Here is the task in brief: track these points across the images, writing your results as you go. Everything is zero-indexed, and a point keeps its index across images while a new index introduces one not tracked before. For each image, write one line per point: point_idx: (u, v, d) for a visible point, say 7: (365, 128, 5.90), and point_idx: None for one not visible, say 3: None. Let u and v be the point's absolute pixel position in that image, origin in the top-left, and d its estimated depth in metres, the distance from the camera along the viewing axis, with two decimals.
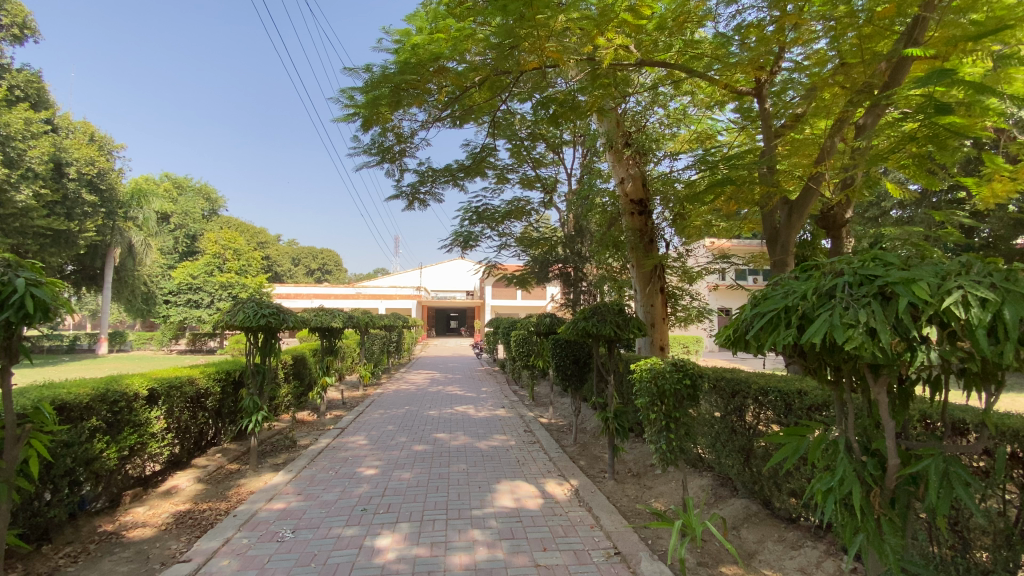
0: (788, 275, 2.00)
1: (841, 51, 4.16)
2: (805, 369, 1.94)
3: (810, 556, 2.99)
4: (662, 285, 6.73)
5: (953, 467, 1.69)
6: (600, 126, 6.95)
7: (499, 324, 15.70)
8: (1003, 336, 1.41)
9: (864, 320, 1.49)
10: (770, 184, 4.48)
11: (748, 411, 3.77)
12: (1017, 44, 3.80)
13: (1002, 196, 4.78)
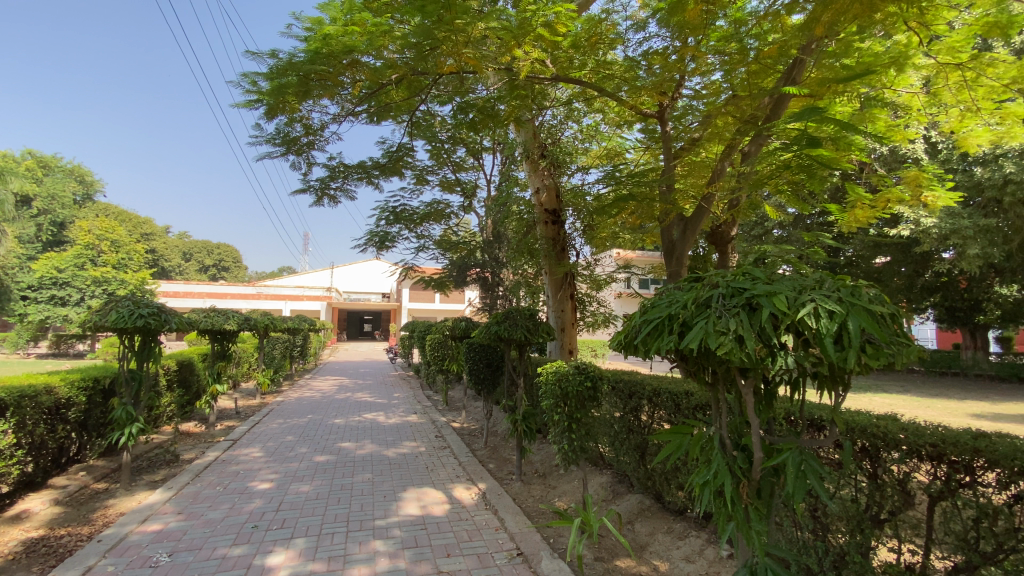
0: (676, 286, 2.18)
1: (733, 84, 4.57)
2: (688, 372, 2.12)
3: (693, 545, 3.25)
4: (573, 291, 6.98)
5: (808, 458, 1.93)
6: (518, 135, 7.09)
7: (414, 327, 15.37)
8: (846, 344, 1.62)
9: (733, 328, 1.66)
10: (668, 202, 4.85)
11: (644, 411, 4.03)
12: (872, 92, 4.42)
13: (862, 221, 5.51)
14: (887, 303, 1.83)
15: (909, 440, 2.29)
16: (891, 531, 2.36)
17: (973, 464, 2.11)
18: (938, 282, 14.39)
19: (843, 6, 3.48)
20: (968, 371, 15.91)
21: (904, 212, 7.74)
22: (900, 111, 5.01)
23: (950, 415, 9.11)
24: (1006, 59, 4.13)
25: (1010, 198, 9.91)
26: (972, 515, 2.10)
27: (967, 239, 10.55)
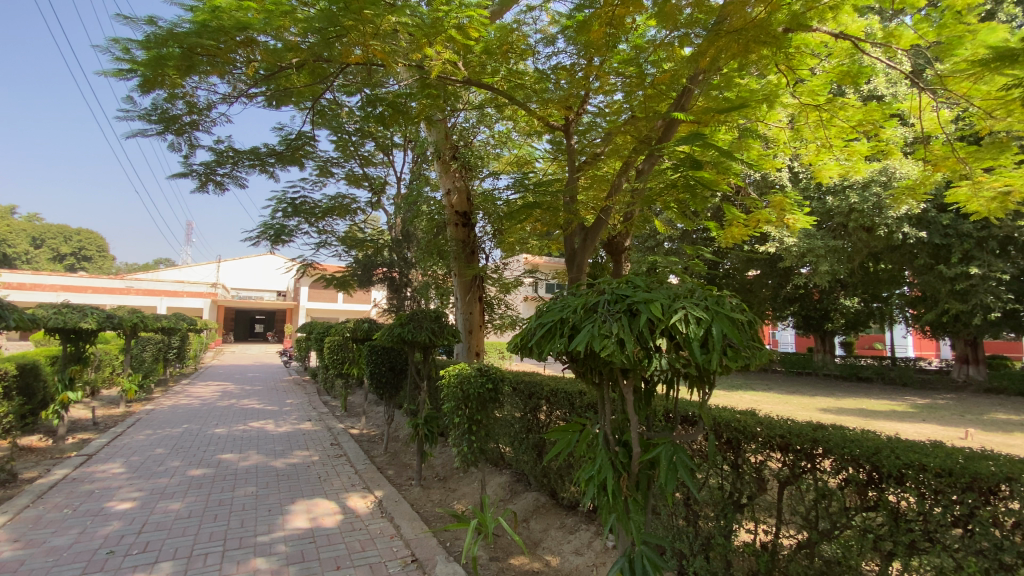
0: (570, 292, 2.31)
1: (633, 105, 4.88)
2: (577, 373, 2.24)
3: (583, 538, 3.41)
4: (481, 294, 7.01)
5: (679, 451, 2.12)
6: (429, 134, 7.00)
7: (313, 328, 14.49)
8: (711, 347, 1.81)
9: (615, 331, 1.80)
10: (571, 212, 5.07)
11: (543, 411, 4.17)
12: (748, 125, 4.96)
13: (739, 237, 6.16)
14: (747, 311, 2.08)
15: (764, 433, 2.60)
16: (749, 514, 2.64)
17: (813, 452, 2.43)
18: (798, 294, 16.54)
19: (725, 44, 3.86)
20: (818, 372, 18.46)
21: (772, 232, 8.80)
22: (770, 143, 5.69)
23: (803, 409, 10.50)
24: (851, 105, 4.84)
25: (852, 224, 11.67)
26: (813, 496, 2.41)
27: (820, 257, 12.26)
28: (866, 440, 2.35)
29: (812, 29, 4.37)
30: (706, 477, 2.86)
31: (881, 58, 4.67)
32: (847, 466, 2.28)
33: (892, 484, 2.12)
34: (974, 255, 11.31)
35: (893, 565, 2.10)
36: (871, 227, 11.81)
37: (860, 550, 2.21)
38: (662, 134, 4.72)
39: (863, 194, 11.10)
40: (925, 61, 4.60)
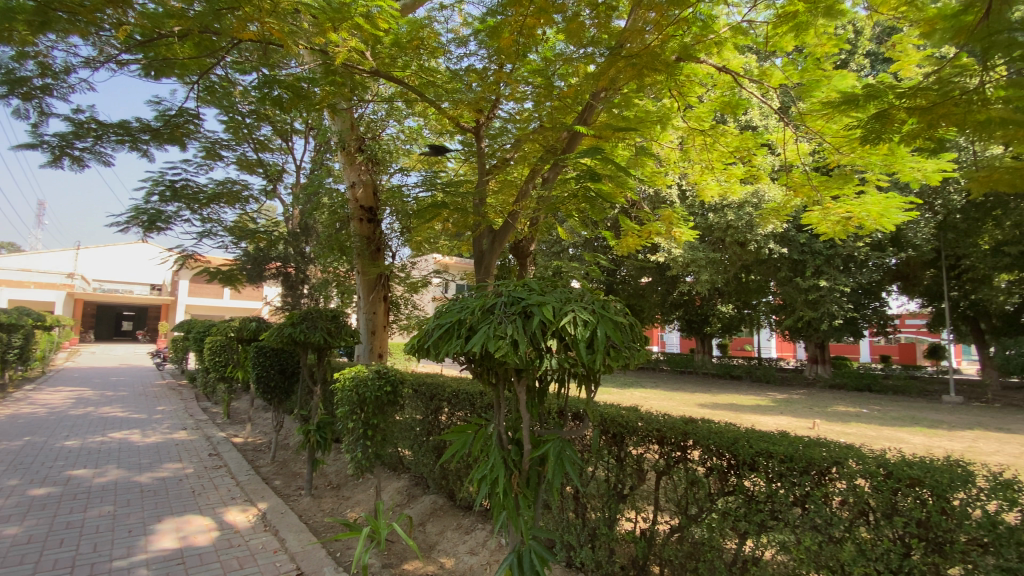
0: (469, 294, 2.34)
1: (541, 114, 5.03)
2: (474, 374, 2.27)
3: (478, 538, 3.44)
4: (386, 294, 6.79)
5: (567, 448, 2.24)
6: (333, 124, 6.65)
7: (192, 326, 13.11)
8: (596, 348, 1.94)
9: (510, 333, 1.86)
10: (479, 214, 5.09)
11: (443, 413, 4.15)
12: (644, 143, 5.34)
13: (636, 246, 6.61)
14: (628, 315, 2.26)
15: (645, 428, 2.83)
16: (630, 503, 2.87)
17: (684, 443, 2.68)
18: (684, 300, 18.11)
19: (624, 65, 4.11)
20: (699, 370, 20.37)
21: (662, 243, 9.56)
22: (662, 161, 6.16)
23: (685, 405, 11.51)
24: (729, 133, 5.40)
25: (730, 238, 13.05)
26: (684, 484, 2.65)
27: (702, 268, 13.56)
28: (727, 432, 2.65)
29: (699, 60, 4.82)
30: (594, 470, 3.05)
31: (755, 94, 5.27)
32: (712, 456, 2.54)
33: (747, 470, 2.39)
34: (823, 270, 13.18)
35: (746, 542, 2.36)
36: (744, 242, 13.30)
37: (721, 531, 2.46)
38: (567, 145, 4.92)
39: (738, 213, 12.46)
40: (790, 100, 5.27)
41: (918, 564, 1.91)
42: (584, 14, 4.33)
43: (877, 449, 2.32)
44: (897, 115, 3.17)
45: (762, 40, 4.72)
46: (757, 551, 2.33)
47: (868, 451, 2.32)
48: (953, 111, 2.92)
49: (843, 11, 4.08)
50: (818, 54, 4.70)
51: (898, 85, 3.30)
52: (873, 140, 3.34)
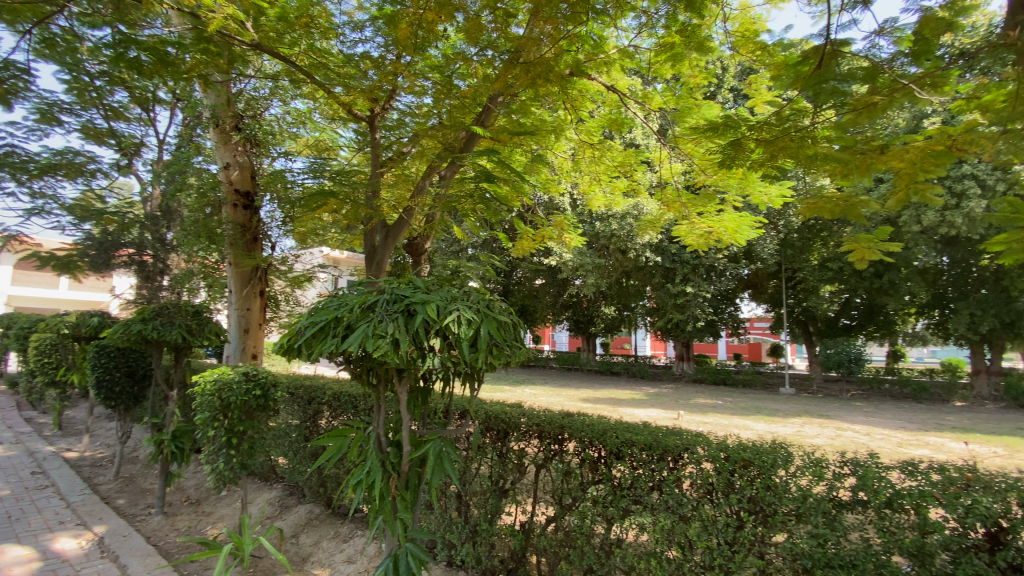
0: (347, 292, 2.25)
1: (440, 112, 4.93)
2: (353, 375, 2.19)
3: (356, 545, 3.31)
4: (262, 288, 6.23)
5: (447, 447, 2.27)
6: (204, 97, 5.94)
7: (12, 321, 10.96)
8: (479, 347, 1.97)
9: (390, 332, 1.82)
10: (371, 207, 4.87)
11: (323, 417, 3.93)
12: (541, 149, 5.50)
13: (531, 248, 6.80)
14: (512, 315, 2.34)
15: (527, 423, 2.96)
16: (512, 498, 2.98)
17: (562, 437, 2.83)
18: (572, 301, 19.10)
19: (524, 73, 4.21)
20: (584, 367, 21.61)
21: (553, 246, 9.96)
22: (555, 169, 6.41)
23: (570, 401, 12.15)
24: (615, 148, 5.78)
25: (615, 245, 14.04)
26: (560, 476, 2.80)
27: (589, 272, 14.46)
28: (599, 425, 2.84)
29: (591, 76, 5.09)
30: (478, 466, 3.12)
31: (639, 114, 5.71)
32: (585, 447, 2.71)
33: (615, 459, 2.58)
34: (690, 277, 14.72)
35: (612, 527, 2.55)
36: (627, 250, 14.38)
37: (590, 518, 2.63)
38: (464, 145, 4.89)
39: (622, 223, 13.44)
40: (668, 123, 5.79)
41: (748, 535, 2.19)
42: (485, 16, 4.34)
43: (722, 437, 2.62)
44: (746, 144, 3.60)
45: (646, 65, 5.12)
46: (621, 534, 2.52)
47: (715, 438, 2.63)
48: (789, 145, 3.40)
49: (712, 47, 4.58)
50: (692, 84, 5.22)
51: (752, 119, 3.79)
52: (729, 166, 3.79)
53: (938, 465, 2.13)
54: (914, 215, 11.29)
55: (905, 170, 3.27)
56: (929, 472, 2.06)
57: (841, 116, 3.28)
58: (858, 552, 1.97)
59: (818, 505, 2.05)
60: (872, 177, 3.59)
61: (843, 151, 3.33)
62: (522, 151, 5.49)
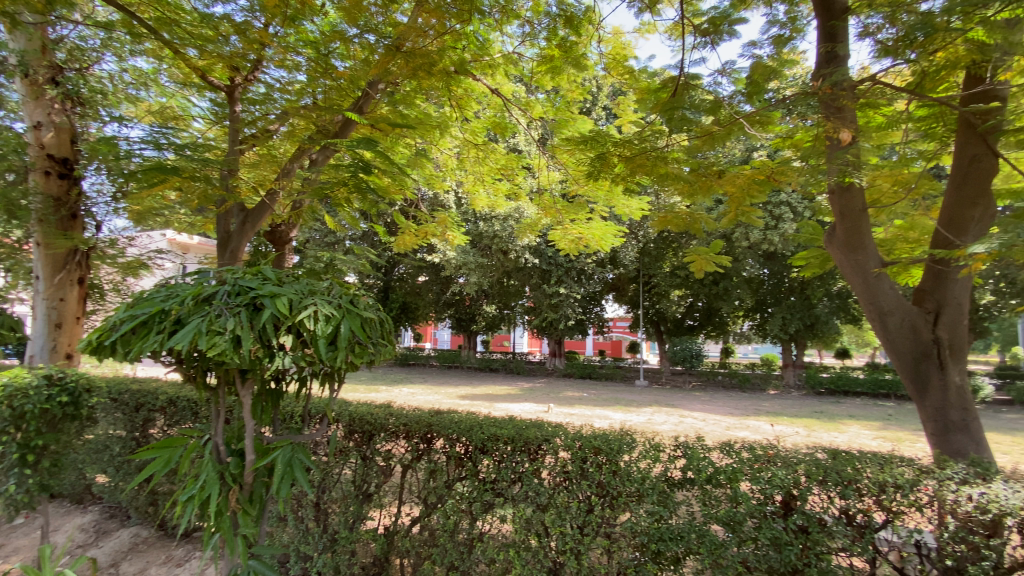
0: (179, 283, 2.04)
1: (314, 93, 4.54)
2: (187, 378, 1.97)
3: (194, 568, 2.94)
4: (82, 276, 5.20)
5: (298, 454, 2.14)
6: (7, 37, 4.81)
7: None
8: (337, 345, 1.88)
9: (231, 328, 1.69)
10: (228, 189, 4.33)
11: (154, 425, 3.44)
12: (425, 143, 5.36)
13: (412, 244, 6.63)
14: (380, 311, 2.27)
15: (393, 423, 2.89)
16: (376, 502, 2.89)
17: (428, 435, 2.80)
18: (454, 299, 19.10)
19: (413, 66, 4.09)
20: (463, 365, 21.73)
21: (434, 242, 9.86)
22: (440, 165, 6.29)
23: (448, 399, 12.13)
24: (498, 151, 5.80)
25: (496, 245, 14.35)
26: (425, 476, 2.76)
27: (471, 270, 14.60)
28: (467, 422, 2.87)
29: (476, 77, 5.09)
30: (341, 471, 2.98)
31: (522, 120, 5.80)
32: (451, 445, 2.72)
33: (479, 455, 2.63)
34: (564, 279, 15.61)
35: (473, 522, 2.59)
36: (507, 251, 14.79)
37: (454, 515, 2.64)
38: (338, 130, 4.57)
39: (503, 224, 13.80)
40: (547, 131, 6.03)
41: (596, 517, 2.37)
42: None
43: (578, 427, 2.81)
44: (610, 158, 3.75)
45: (529, 72, 5.25)
46: (482, 529, 2.58)
47: (573, 428, 2.81)
48: (644, 163, 3.66)
49: (588, 65, 4.87)
50: (569, 97, 5.52)
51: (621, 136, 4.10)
52: (593, 177, 3.86)
53: (747, 444, 2.50)
54: (745, 232, 13.26)
55: (736, 194, 3.80)
56: (741, 451, 2.41)
57: (692, 141, 3.68)
58: (684, 525, 2.23)
59: (654, 485, 2.29)
60: (712, 198, 4.11)
61: (692, 174, 3.75)
62: (405, 143, 5.30)
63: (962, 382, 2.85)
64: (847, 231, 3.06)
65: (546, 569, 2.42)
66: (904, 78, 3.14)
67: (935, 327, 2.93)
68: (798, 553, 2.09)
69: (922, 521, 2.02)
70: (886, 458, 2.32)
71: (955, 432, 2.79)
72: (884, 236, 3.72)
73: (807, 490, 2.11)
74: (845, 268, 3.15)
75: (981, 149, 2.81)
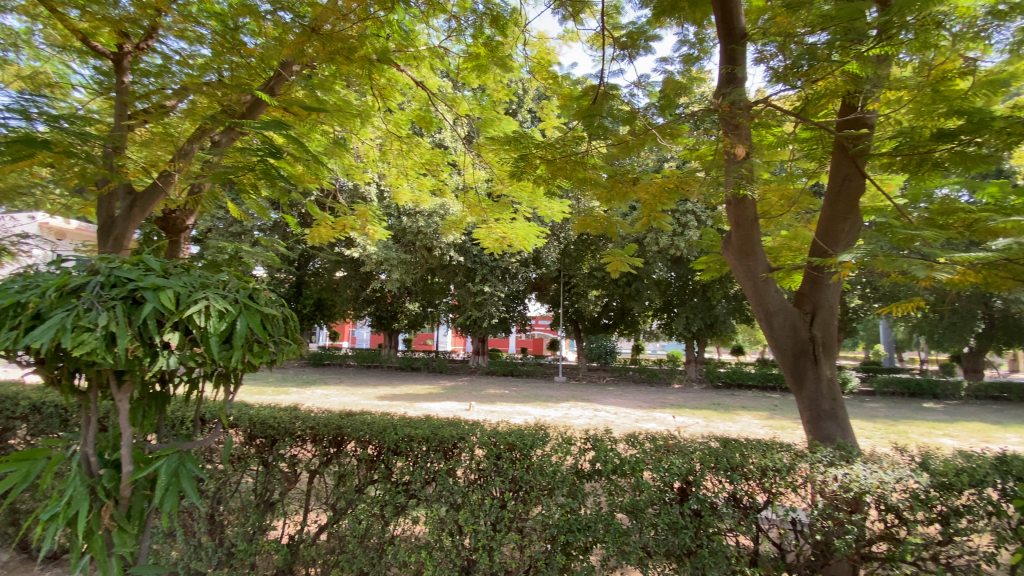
0: (43, 272, 1.81)
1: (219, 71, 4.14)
2: (49, 381, 1.74)
3: None
4: None
5: (185, 464, 1.96)
6: None
7: None
8: (232, 343, 1.76)
9: (103, 324, 1.52)
10: (112, 168, 3.86)
11: (15, 433, 2.99)
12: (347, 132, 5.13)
13: (329, 237, 6.31)
14: (284, 307, 2.15)
15: (298, 426, 2.74)
16: (279, 510, 2.75)
17: (337, 438, 2.69)
18: (374, 297, 18.45)
19: (333, 50, 3.90)
20: (383, 364, 21.06)
21: (353, 236, 9.44)
22: (361, 156, 6.02)
23: (365, 399, 11.69)
24: (423, 145, 5.62)
25: (418, 242, 14.10)
26: (334, 481, 2.65)
27: (392, 267, 14.19)
28: (379, 423, 2.80)
29: (399, 68, 4.93)
30: (241, 479, 2.79)
31: (448, 116, 5.69)
32: (363, 447, 2.64)
33: (392, 456, 2.57)
34: (488, 278, 15.68)
35: (384, 525, 2.52)
36: (430, 247, 14.58)
37: (364, 519, 2.55)
38: (246, 111, 4.14)
39: (427, 220, 13.59)
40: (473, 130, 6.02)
41: (508, 513, 2.39)
42: None
43: (494, 425, 2.84)
44: (532, 159, 3.71)
45: (455, 69, 5.18)
46: (393, 531, 2.52)
47: (490, 426, 2.83)
48: (564, 167, 3.71)
49: (513, 67, 4.91)
50: (495, 97, 5.53)
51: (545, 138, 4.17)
52: (517, 176, 3.84)
53: (650, 436, 2.67)
54: (656, 237, 14.16)
55: (649, 200, 4.01)
56: (644, 442, 2.57)
57: (611, 149, 3.82)
58: (592, 515, 2.32)
59: (564, 478, 2.36)
60: (627, 203, 4.31)
61: (609, 181, 3.90)
62: (323, 131, 5.02)
63: (832, 375, 3.22)
64: (741, 238, 3.35)
65: (458, 568, 2.41)
66: (790, 104, 3.50)
67: (811, 326, 3.28)
68: (692, 535, 2.23)
69: (796, 500, 2.22)
70: (768, 444, 2.56)
71: (826, 420, 3.13)
72: (772, 244, 4.12)
73: (701, 476, 2.28)
74: (738, 274, 3.45)
75: (851, 170, 3.19)
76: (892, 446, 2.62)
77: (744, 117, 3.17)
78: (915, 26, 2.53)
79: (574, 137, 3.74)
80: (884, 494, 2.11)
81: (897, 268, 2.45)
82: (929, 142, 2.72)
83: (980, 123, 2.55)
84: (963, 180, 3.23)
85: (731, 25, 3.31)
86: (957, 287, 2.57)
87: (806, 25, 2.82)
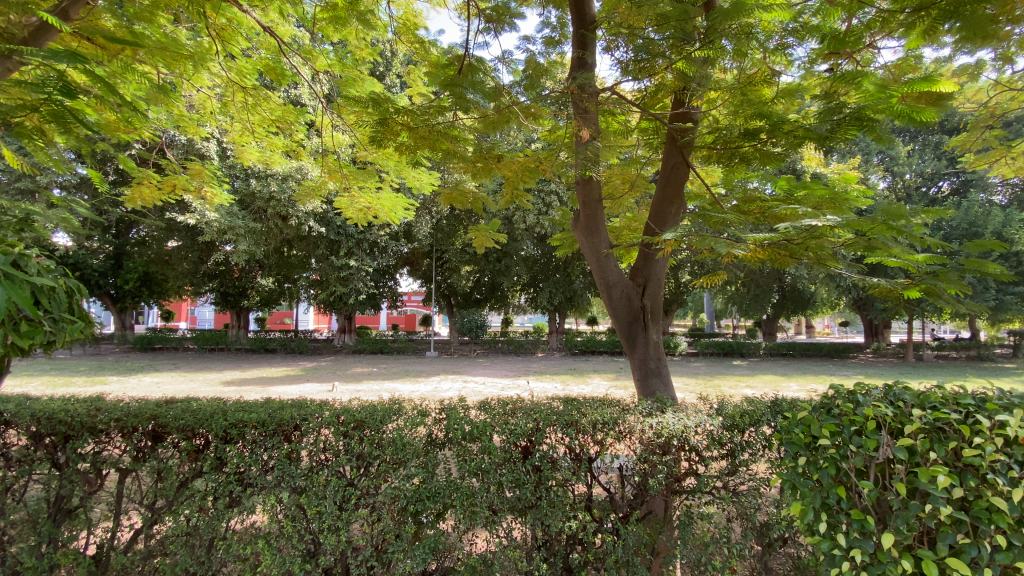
0: None
1: None
2: None
3: None
4: None
5: None
6: None
7: None
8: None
9: None
10: None
11: None
12: (178, 76, 4.36)
13: (152, 200, 5.37)
14: (66, 279, 2.10)
15: (100, 421, 2.44)
16: (81, 517, 2.50)
17: (154, 430, 2.45)
18: (218, 271, 16.35)
19: None
20: (232, 347, 18.83)
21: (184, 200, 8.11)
22: (196, 106, 5.14)
23: (208, 386, 10.43)
24: (273, 100, 4.90)
25: (270, 210, 12.72)
26: (151, 478, 2.43)
27: (239, 237, 12.62)
28: (202, 410, 2.57)
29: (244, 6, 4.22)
30: (27, 486, 2.50)
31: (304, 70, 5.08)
32: (186, 438, 2.42)
33: (221, 446, 2.40)
34: (354, 251, 14.81)
35: (215, 520, 2.38)
36: (286, 217, 13.31)
37: (191, 516, 2.40)
38: (31, 35, 3.04)
39: (281, 185, 12.32)
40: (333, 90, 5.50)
41: (356, 490, 2.37)
42: None
43: (346, 402, 2.74)
44: (395, 123, 3.49)
45: (310, 19, 4.52)
46: (228, 525, 2.40)
47: (340, 404, 2.74)
48: (426, 135, 3.56)
49: (375, 24, 4.49)
50: (358, 55, 5.06)
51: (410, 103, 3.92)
52: (378, 140, 3.61)
53: (500, 402, 2.81)
54: (522, 216, 14.76)
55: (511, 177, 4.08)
56: (495, 408, 2.70)
57: (477, 122, 3.75)
58: (442, 483, 2.39)
59: (415, 450, 2.39)
60: (493, 180, 4.33)
61: (473, 154, 3.90)
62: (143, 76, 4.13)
63: (658, 339, 3.66)
64: (587, 216, 3.61)
65: (302, 551, 2.37)
66: (634, 94, 3.81)
67: (643, 297, 3.70)
68: (532, 489, 2.40)
69: (621, 449, 2.50)
70: (603, 401, 2.85)
71: (653, 377, 3.56)
72: (616, 224, 4.50)
73: (542, 435, 2.46)
74: (585, 250, 3.71)
75: (678, 159, 3.61)
76: (699, 398, 3.07)
77: (591, 102, 3.36)
78: (734, 35, 2.86)
79: (437, 106, 3.54)
80: (686, 437, 2.49)
81: (707, 246, 2.79)
82: (738, 138, 3.17)
83: (775, 125, 3.00)
84: (764, 174, 3.82)
85: (582, 11, 3.47)
86: (753, 264, 3.03)
87: (651, 23, 3.02)
